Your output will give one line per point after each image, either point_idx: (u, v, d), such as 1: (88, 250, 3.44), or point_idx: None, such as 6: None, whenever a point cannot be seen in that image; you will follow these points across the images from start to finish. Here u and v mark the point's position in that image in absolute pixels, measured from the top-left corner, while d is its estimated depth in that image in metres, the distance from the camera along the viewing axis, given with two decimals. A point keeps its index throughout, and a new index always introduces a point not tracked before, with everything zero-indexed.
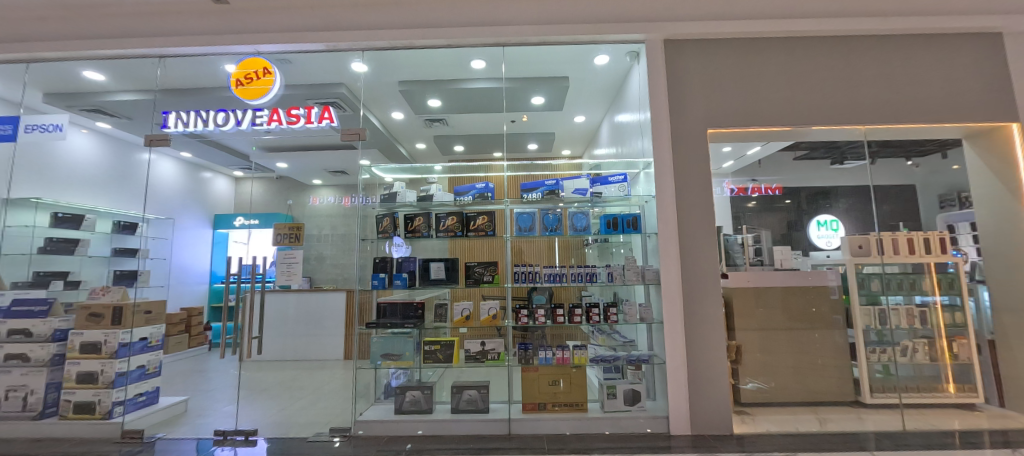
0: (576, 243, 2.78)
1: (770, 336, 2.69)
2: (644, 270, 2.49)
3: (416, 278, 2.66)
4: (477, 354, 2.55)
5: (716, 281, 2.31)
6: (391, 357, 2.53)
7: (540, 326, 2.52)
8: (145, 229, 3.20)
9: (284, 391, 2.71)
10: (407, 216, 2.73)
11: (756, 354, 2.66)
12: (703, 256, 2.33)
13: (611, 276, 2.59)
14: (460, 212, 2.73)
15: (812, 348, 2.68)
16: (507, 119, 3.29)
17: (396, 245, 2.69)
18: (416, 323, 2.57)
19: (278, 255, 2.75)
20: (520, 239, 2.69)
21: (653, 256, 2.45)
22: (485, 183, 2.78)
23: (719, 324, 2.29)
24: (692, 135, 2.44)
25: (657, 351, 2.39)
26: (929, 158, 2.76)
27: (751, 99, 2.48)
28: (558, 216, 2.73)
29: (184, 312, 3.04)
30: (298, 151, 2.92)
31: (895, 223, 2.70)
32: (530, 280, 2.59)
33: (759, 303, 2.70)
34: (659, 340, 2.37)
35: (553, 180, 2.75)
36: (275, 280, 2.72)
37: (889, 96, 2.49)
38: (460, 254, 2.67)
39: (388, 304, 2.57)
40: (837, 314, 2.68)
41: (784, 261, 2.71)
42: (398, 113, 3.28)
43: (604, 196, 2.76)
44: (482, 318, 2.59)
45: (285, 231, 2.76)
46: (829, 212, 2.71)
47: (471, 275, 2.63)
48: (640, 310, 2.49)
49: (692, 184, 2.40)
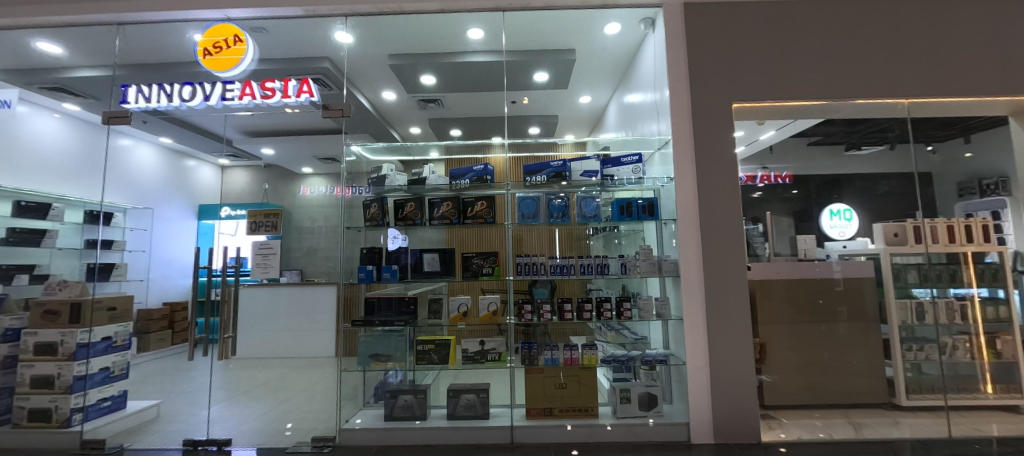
0: (581, 233, 2.51)
1: (781, 345, 2.37)
2: (661, 261, 2.25)
3: (407, 272, 2.38)
4: (475, 354, 2.27)
5: (743, 273, 2.06)
6: (380, 358, 2.27)
7: (541, 325, 2.26)
8: (120, 219, 2.82)
9: (272, 392, 2.47)
10: (397, 203, 2.43)
11: (788, 353, 2.37)
12: (725, 245, 2.08)
13: (624, 268, 2.33)
14: (455, 198, 2.43)
15: (850, 347, 2.40)
16: (507, 99, 2.88)
17: (392, 237, 2.41)
18: (409, 320, 2.30)
19: (254, 246, 2.50)
20: (525, 227, 2.41)
21: (671, 249, 2.20)
22: (484, 165, 2.46)
23: (743, 321, 2.05)
24: (712, 111, 2.18)
25: (675, 349, 2.18)
26: (951, 142, 2.53)
27: (777, 70, 2.22)
28: (565, 202, 2.43)
29: (167, 308, 2.55)
30: (288, 136, 2.60)
31: (908, 212, 2.46)
32: (531, 273, 2.32)
33: (793, 299, 2.40)
34: (676, 337, 2.16)
35: (560, 162, 2.42)
36: (251, 271, 2.50)
37: (929, 68, 2.24)
38: (458, 245, 2.41)
39: (377, 299, 2.31)
40: (840, 306, 2.42)
41: (809, 251, 2.40)
42: (389, 92, 2.97)
43: (617, 180, 2.46)
44: (482, 314, 2.32)
45: (252, 220, 2.52)
46: (841, 201, 2.45)
47: (468, 267, 2.35)
48: (655, 305, 2.25)
49: (712, 166, 2.14)
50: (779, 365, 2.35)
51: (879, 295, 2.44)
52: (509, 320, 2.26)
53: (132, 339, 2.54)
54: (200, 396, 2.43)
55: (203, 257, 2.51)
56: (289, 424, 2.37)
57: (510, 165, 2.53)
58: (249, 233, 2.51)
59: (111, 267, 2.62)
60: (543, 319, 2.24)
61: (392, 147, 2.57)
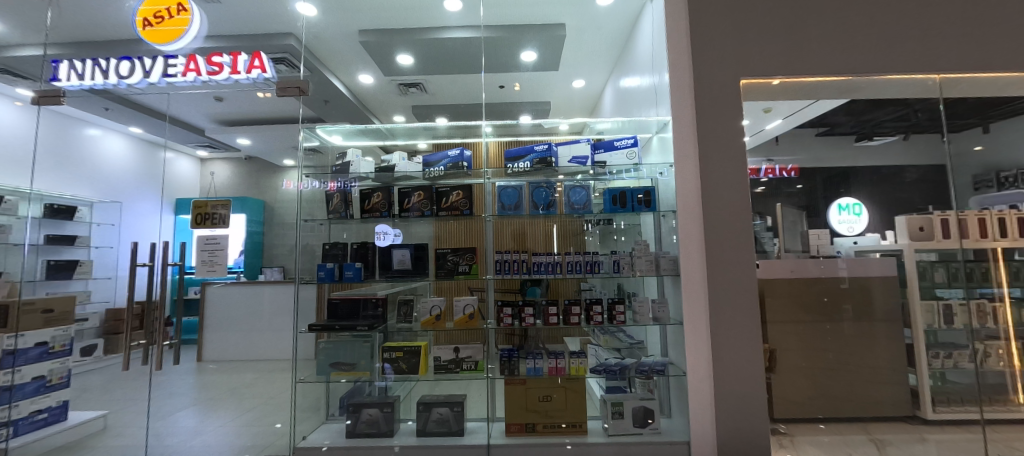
0: (576, 227, 2.21)
1: (790, 352, 2.10)
2: (659, 258, 1.98)
3: (371, 271, 2.09)
4: (449, 363, 2.02)
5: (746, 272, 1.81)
6: (341, 367, 2.01)
7: (529, 332, 2.04)
8: (88, 214, 2.53)
9: (235, 397, 2.33)
10: (363, 193, 2.16)
11: (801, 362, 2.11)
12: (731, 240, 1.83)
13: (616, 266, 2.05)
14: (429, 187, 2.15)
15: (869, 354, 2.14)
16: (492, 83, 2.60)
17: (379, 235, 2.13)
18: (376, 324, 2.02)
19: (199, 240, 2.37)
20: (521, 222, 2.16)
21: (671, 244, 1.95)
22: (460, 150, 2.17)
23: (749, 326, 1.80)
24: (704, 88, 1.93)
25: (674, 358, 1.93)
26: (965, 132, 2.30)
27: (776, 43, 1.97)
28: (551, 191, 2.14)
29: (139, 307, 2.35)
30: (259, 126, 2.49)
31: (924, 206, 2.21)
32: (515, 271, 2.04)
33: (808, 303, 2.13)
34: (676, 343, 1.92)
35: (546, 145, 2.11)
36: (196, 270, 2.36)
37: (948, 41, 1.99)
38: (446, 242, 2.13)
39: (339, 300, 2.04)
40: (846, 303, 2.15)
41: (823, 247, 2.12)
42: (365, 75, 2.65)
43: (609, 164, 2.17)
44: (457, 318, 2.05)
45: (195, 213, 2.40)
46: (851, 194, 2.16)
47: (442, 265, 2.09)
48: (653, 308, 1.99)
49: (706, 151, 1.88)
50: (792, 376, 2.10)
51: (901, 296, 2.18)
52: (486, 323, 2.02)
53: (97, 340, 2.40)
54: (170, 401, 2.34)
55: (142, 254, 2.38)
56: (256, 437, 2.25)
57: (492, 151, 2.31)
58: (195, 227, 2.39)
59: (77, 264, 2.47)
60: (525, 323, 1.99)
61: (362, 130, 2.25)
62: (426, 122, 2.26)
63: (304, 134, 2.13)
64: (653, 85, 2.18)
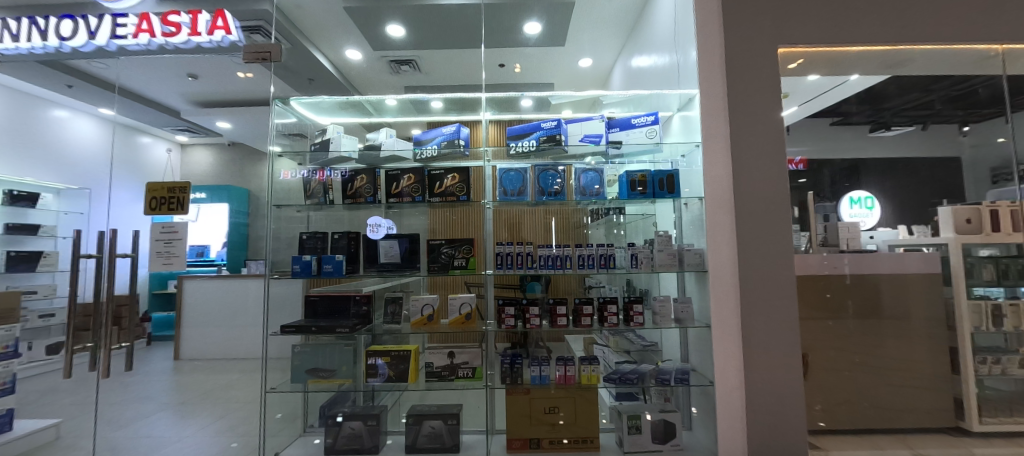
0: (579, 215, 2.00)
1: (826, 359, 1.87)
2: (682, 252, 1.74)
3: (353, 264, 1.81)
4: (442, 369, 1.76)
5: (766, 270, 1.58)
6: (320, 375, 1.75)
7: (533, 340, 1.80)
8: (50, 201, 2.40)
9: (205, 399, 2.38)
10: (345, 174, 1.85)
11: (845, 371, 1.88)
12: (764, 232, 1.60)
13: (632, 260, 1.80)
14: (420, 169, 1.84)
15: (902, 361, 1.92)
16: (492, 62, 2.52)
17: (371, 228, 1.89)
18: (363, 325, 1.76)
19: (154, 229, 2.18)
20: (519, 211, 1.94)
21: (694, 236, 1.74)
22: (456, 125, 1.84)
23: (784, 331, 1.57)
24: (706, 62, 1.69)
25: (699, 365, 1.69)
26: (993, 119, 2.09)
27: (790, 7, 1.71)
28: (559, 173, 1.84)
29: (110, 302, 2.14)
30: (240, 107, 2.58)
31: (936, 201, 1.96)
32: (517, 265, 1.79)
33: (851, 305, 1.87)
34: (700, 348, 1.69)
35: (554, 121, 1.80)
36: (151, 265, 2.18)
37: (980, 9, 1.75)
38: (444, 234, 1.89)
39: (317, 297, 1.80)
40: (855, 299, 1.88)
41: (852, 241, 1.88)
42: (353, 51, 2.46)
43: (626, 144, 1.83)
44: (452, 319, 1.80)
45: (150, 197, 2.18)
46: (860, 187, 1.91)
47: (436, 259, 1.81)
48: (675, 308, 1.77)
49: (711, 134, 1.65)
50: (828, 385, 1.86)
51: (921, 291, 1.93)
52: (484, 325, 1.75)
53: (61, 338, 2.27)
54: (144, 404, 2.31)
55: (88, 244, 2.19)
56: (233, 441, 2.16)
57: (491, 132, 2.05)
58: (147, 212, 2.17)
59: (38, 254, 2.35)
60: (531, 326, 1.72)
61: (343, 104, 1.98)
62: (416, 96, 2.01)
63: (276, 109, 1.82)
64: (673, 63, 1.96)
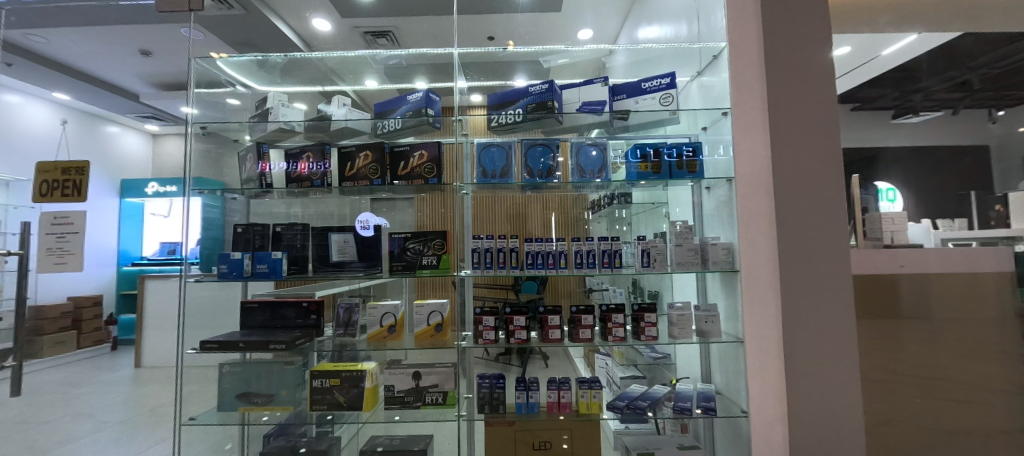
0: (580, 205, 1.74)
1: (913, 384, 1.41)
2: (706, 247, 1.39)
3: (296, 264, 1.47)
4: (405, 394, 1.39)
5: (820, 267, 1.20)
6: (254, 401, 1.39)
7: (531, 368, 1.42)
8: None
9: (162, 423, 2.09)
10: (288, 152, 1.49)
11: (943, 401, 1.41)
12: (814, 223, 1.21)
13: (644, 258, 1.42)
14: (380, 144, 1.47)
15: (979, 397, 1.41)
16: (479, 31, 2.29)
17: (360, 225, 1.58)
18: (308, 340, 1.41)
19: (42, 219, 1.66)
20: (515, 198, 1.68)
21: (726, 231, 1.40)
22: (426, 90, 1.48)
23: (842, 355, 1.19)
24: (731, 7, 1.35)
25: (734, 389, 1.35)
26: None
27: None
28: (550, 149, 1.46)
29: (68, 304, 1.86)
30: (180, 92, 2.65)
31: (960, 193, 1.48)
32: (497, 264, 1.44)
33: (936, 312, 1.44)
34: (733, 367, 1.35)
35: (543, 83, 1.41)
36: (39, 266, 1.66)
37: None
38: (429, 222, 1.59)
39: (255, 305, 1.48)
40: (944, 303, 1.44)
41: (899, 235, 1.46)
42: (320, 20, 2.24)
43: (635, 116, 1.47)
44: (418, 330, 1.44)
45: (42, 180, 1.69)
46: (928, 165, 1.54)
47: (400, 257, 1.46)
48: (698, 318, 1.40)
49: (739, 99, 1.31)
50: (916, 416, 1.41)
51: (961, 306, 1.44)
52: (457, 343, 1.37)
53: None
54: None
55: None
56: None
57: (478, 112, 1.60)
58: (36, 200, 1.67)
59: None
60: (516, 340, 1.37)
61: (288, 67, 1.66)
62: (375, 51, 1.68)
63: (195, 79, 1.43)
64: (692, 32, 1.63)
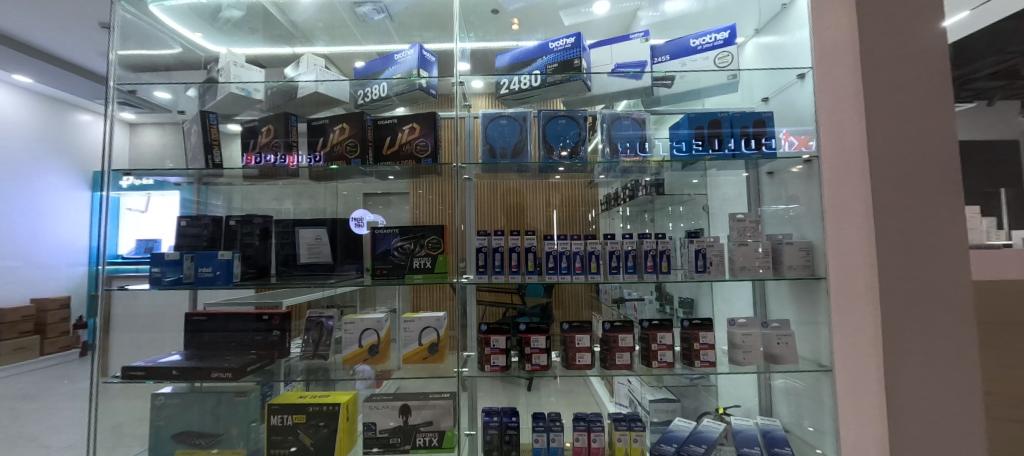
0: (590, 200, 1.48)
1: None
2: (780, 247, 1.06)
3: (253, 267, 1.16)
4: (390, 435, 1.07)
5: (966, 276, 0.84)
6: (197, 441, 1.08)
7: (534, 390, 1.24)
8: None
9: None
10: (246, 125, 1.17)
11: None
12: (957, 217, 0.84)
13: (700, 261, 1.07)
14: (359, 113, 1.15)
15: None
16: None
17: (356, 221, 1.29)
18: (262, 364, 1.10)
19: None
20: (509, 186, 1.44)
21: (804, 226, 1.07)
22: (420, 46, 1.17)
23: (990, 404, 0.83)
24: None
25: (821, 434, 1.02)
26: None
27: None
28: (574, 120, 1.14)
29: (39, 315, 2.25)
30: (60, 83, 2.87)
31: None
32: (505, 267, 1.11)
33: None
34: (821, 404, 1.02)
35: (572, 38, 1.10)
36: None
37: None
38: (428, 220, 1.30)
39: (203, 318, 1.18)
40: None
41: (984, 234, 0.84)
42: None
43: (682, 82, 1.16)
44: (407, 351, 1.12)
45: None
46: None
47: (385, 258, 1.16)
48: (769, 340, 1.06)
49: (838, 46, 0.96)
50: None
51: None
52: (457, 371, 1.06)
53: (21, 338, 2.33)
54: None
55: None
56: None
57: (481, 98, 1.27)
58: None
59: None
60: (532, 367, 1.04)
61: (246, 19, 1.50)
62: None
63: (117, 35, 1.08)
64: None
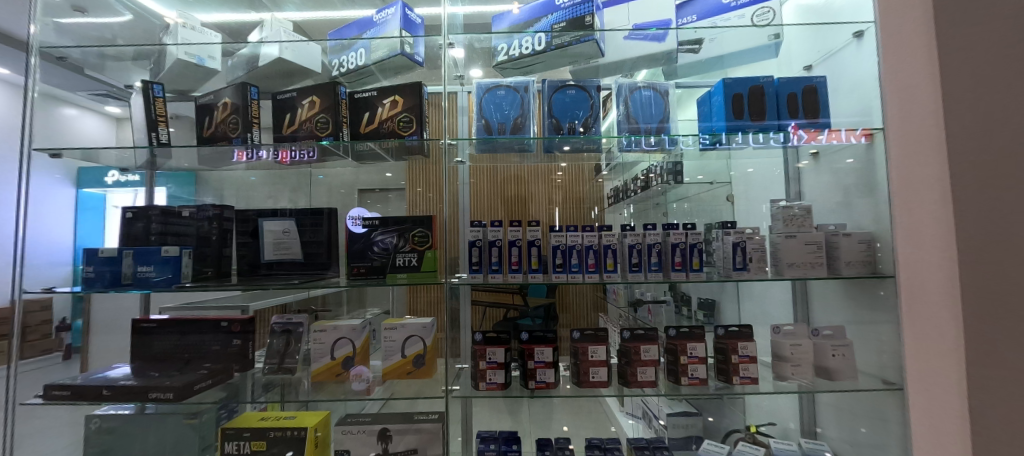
0: (595, 194, 1.29)
1: None
2: (834, 239, 0.88)
3: (209, 267, 0.99)
4: None
5: None
6: None
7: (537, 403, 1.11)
8: None
9: None
10: (199, 101, 1.00)
11: None
12: None
13: (738, 257, 0.89)
14: (332, 83, 0.97)
15: None
16: None
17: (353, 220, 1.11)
18: (215, 382, 0.92)
19: None
20: (517, 172, 1.28)
21: (861, 212, 0.89)
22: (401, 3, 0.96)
23: None
24: None
25: None
26: None
27: None
28: (586, 91, 0.96)
29: None
30: None
31: None
32: (503, 265, 0.93)
33: None
34: (884, 428, 0.84)
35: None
36: None
37: None
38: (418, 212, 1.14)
39: (153, 325, 1.00)
40: None
41: None
42: None
43: (711, 45, 0.99)
44: (388, 366, 0.94)
45: None
46: None
47: (365, 254, 1.00)
48: (821, 351, 0.88)
49: None
50: None
51: None
52: (445, 390, 0.88)
53: None
54: None
55: None
56: None
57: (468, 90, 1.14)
58: None
59: None
60: (535, 385, 0.86)
61: None
62: None
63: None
64: None
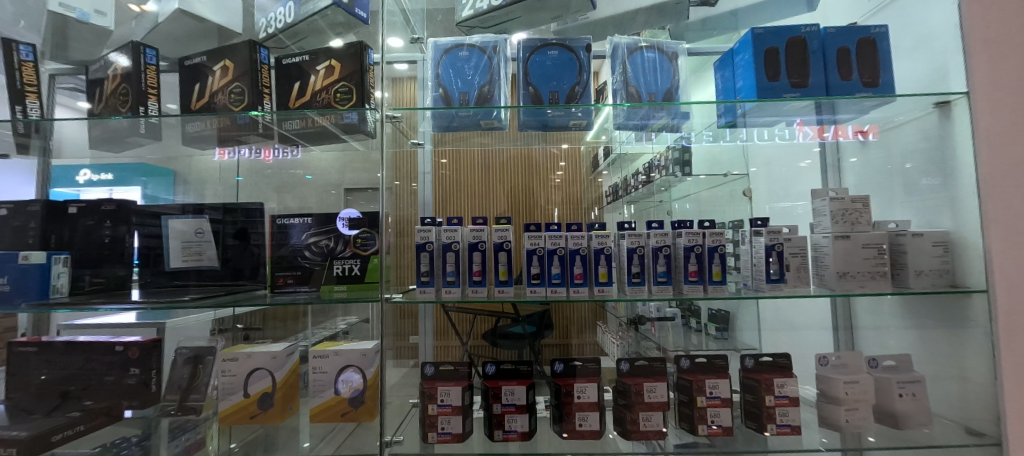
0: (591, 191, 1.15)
1: None
2: (897, 243, 0.68)
3: (101, 276, 0.79)
4: None
5: None
6: None
7: None
8: None
9: None
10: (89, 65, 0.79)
11: None
12: None
13: (775, 265, 0.68)
14: (251, 42, 0.77)
15: None
16: None
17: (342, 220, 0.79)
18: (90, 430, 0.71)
19: None
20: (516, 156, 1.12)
21: (932, 207, 0.68)
22: None
23: None
24: None
25: None
26: None
27: None
28: (570, 52, 0.75)
29: None
30: None
31: None
32: (461, 272, 0.72)
33: None
34: None
35: None
36: None
37: None
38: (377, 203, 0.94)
39: (32, 350, 0.77)
40: None
41: None
42: None
43: None
44: (317, 406, 0.73)
45: None
46: None
47: (294, 261, 0.80)
48: (881, 388, 0.67)
49: None
50: None
51: None
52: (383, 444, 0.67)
53: None
54: None
55: None
56: None
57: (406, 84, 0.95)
58: None
59: None
60: (501, 436, 0.66)
61: None
62: None
63: None
64: None
